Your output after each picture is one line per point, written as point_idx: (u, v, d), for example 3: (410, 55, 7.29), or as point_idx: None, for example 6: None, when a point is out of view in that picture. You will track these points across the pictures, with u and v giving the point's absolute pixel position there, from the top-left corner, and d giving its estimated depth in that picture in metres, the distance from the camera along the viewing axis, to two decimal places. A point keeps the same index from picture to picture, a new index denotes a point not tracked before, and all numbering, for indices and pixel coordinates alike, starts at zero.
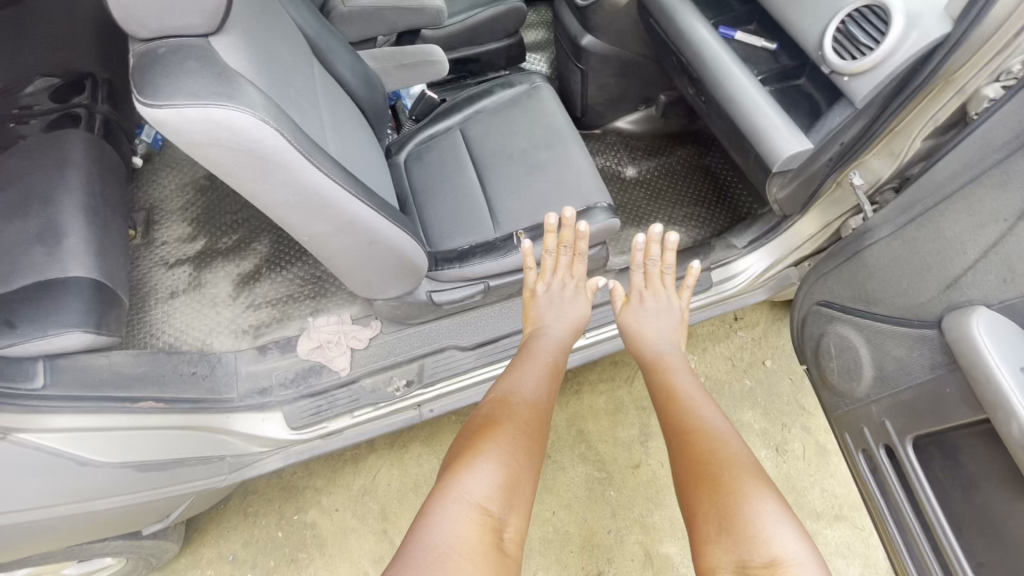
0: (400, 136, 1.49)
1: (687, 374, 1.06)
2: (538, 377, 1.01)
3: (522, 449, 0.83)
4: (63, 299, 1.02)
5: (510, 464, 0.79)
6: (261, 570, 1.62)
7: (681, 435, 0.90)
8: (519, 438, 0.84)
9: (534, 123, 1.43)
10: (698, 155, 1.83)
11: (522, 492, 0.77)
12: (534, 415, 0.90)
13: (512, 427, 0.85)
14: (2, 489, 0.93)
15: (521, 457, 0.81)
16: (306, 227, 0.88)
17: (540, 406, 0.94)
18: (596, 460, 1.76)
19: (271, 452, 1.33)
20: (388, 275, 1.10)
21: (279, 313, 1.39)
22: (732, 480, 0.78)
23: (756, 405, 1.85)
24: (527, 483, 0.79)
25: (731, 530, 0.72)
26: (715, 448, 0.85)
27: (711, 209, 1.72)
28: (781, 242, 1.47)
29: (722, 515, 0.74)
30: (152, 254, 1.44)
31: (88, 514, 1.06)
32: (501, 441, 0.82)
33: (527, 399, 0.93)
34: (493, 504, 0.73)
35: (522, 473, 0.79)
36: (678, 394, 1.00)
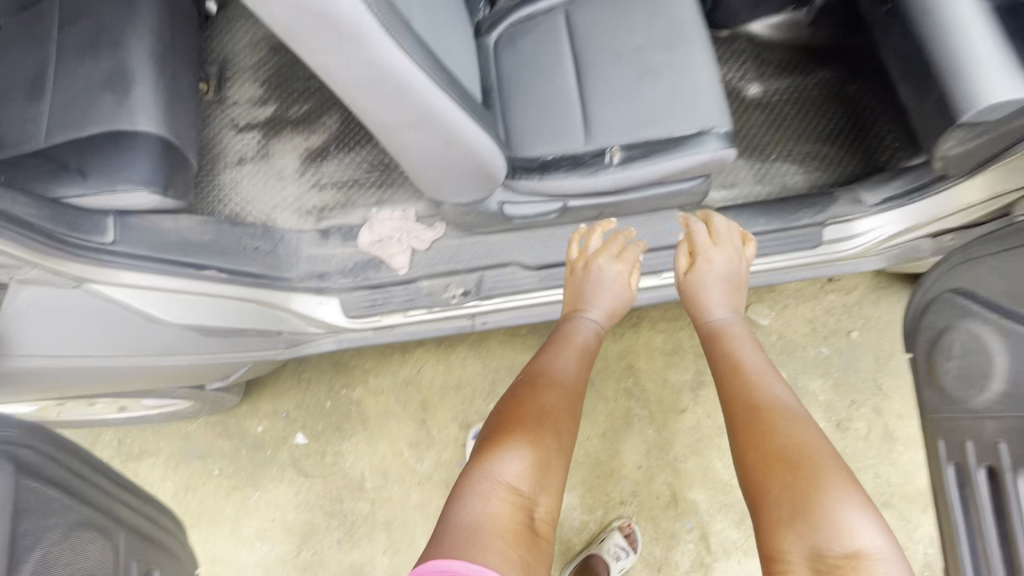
0: (494, 12, 1.28)
1: (754, 347, 0.94)
2: (577, 350, 1.00)
3: (556, 431, 0.87)
4: (131, 156, 0.99)
5: (544, 449, 0.83)
6: (309, 431, 1.75)
7: (744, 417, 0.82)
8: (553, 423, 0.87)
9: (656, 14, 1.17)
10: (843, 81, 1.51)
11: (555, 471, 0.83)
12: (569, 396, 0.93)
13: (546, 409, 0.88)
14: (79, 335, 0.97)
15: (554, 438, 0.86)
16: (380, 115, 0.77)
17: (575, 383, 0.95)
18: (640, 397, 1.72)
19: (325, 334, 1.34)
20: (461, 179, 0.99)
21: (344, 197, 1.33)
22: (804, 474, 0.71)
23: (828, 375, 1.70)
24: (563, 463, 0.85)
25: (806, 522, 0.67)
26: (782, 435, 0.76)
27: (841, 150, 1.45)
28: (926, 207, 1.22)
29: (795, 507, 0.69)
30: (222, 114, 1.38)
31: (157, 369, 1.11)
32: (536, 424, 0.86)
33: (562, 376, 0.94)
34: (526, 485, 0.79)
35: (555, 455, 0.84)
36: (742, 367, 0.90)
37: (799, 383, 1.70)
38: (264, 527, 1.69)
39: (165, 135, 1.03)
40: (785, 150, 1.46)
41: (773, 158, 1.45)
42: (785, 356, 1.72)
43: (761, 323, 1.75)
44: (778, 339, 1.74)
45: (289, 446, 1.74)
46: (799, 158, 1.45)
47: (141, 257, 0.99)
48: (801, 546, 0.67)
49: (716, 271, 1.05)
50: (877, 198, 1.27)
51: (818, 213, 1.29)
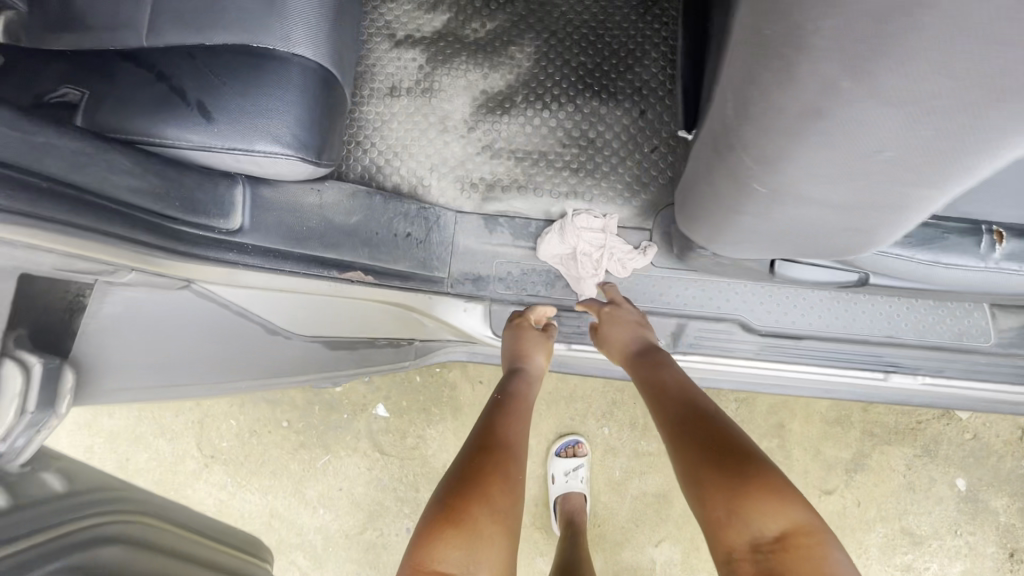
0: None
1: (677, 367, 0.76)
2: (527, 401, 0.80)
3: (501, 493, 0.65)
4: (279, 95, 0.63)
5: (480, 520, 0.62)
6: (393, 404, 1.53)
7: (672, 438, 0.67)
8: (497, 483, 0.66)
9: None
10: None
11: (494, 544, 0.61)
12: (517, 452, 0.72)
13: (493, 470, 0.67)
14: (177, 354, 0.67)
15: (501, 505, 0.64)
16: (820, 175, 0.40)
17: (523, 437, 0.75)
18: (783, 464, 1.44)
19: (459, 344, 1.04)
20: (784, 250, 0.62)
21: (524, 175, 0.96)
22: (735, 491, 0.58)
23: (1019, 496, 1.39)
24: (507, 531, 0.63)
25: (743, 513, 0.56)
26: (704, 450, 0.63)
27: None
28: None
29: (731, 511, 0.58)
30: (376, 14, 0.98)
31: (270, 389, 0.82)
32: (450, 479, 0.67)
33: (509, 431, 0.74)
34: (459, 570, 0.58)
35: (495, 522, 0.62)
36: (664, 381, 0.74)
37: (980, 495, 1.40)
38: (328, 495, 1.53)
39: (327, 65, 0.66)
40: None
41: None
42: (974, 460, 1.40)
43: (959, 415, 1.41)
44: (972, 439, 1.41)
45: (368, 416, 1.53)
46: None
47: (273, 254, 0.67)
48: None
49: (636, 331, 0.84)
50: None
51: None
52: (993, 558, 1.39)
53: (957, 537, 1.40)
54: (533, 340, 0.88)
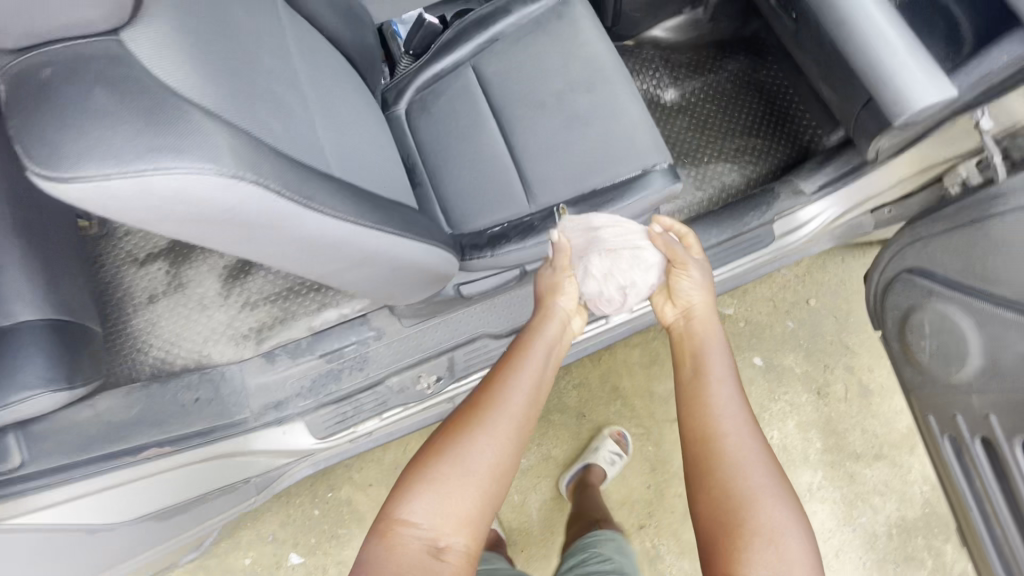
0: (396, 80, 1.18)
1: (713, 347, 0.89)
2: (536, 362, 0.89)
3: (478, 449, 0.78)
4: (15, 356, 0.83)
5: (452, 475, 0.77)
6: (303, 546, 1.62)
7: (703, 421, 0.81)
8: (482, 439, 0.79)
9: (568, 53, 1.11)
10: (753, 69, 1.52)
11: (465, 491, 0.76)
12: (506, 410, 0.82)
13: (481, 426, 0.80)
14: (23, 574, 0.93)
15: (472, 458, 0.78)
16: (314, 271, 0.67)
17: (519, 396, 0.84)
18: (633, 416, 1.70)
19: (298, 461, 1.22)
20: (416, 287, 0.90)
21: (282, 311, 1.20)
22: (737, 483, 0.74)
23: (798, 347, 1.76)
24: (479, 478, 0.77)
25: (768, 536, 0.70)
26: (729, 448, 0.77)
27: (768, 138, 1.47)
28: (860, 189, 1.25)
29: (762, 538, 0.70)
30: (115, 248, 1.20)
31: None
32: (453, 442, 0.79)
33: (505, 395, 0.84)
34: (433, 522, 0.74)
35: (473, 473, 0.77)
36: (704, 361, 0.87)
37: (775, 361, 1.74)
38: None
39: (51, 317, 0.87)
40: (717, 150, 1.47)
41: (706, 161, 1.45)
42: (755, 339, 1.76)
43: (727, 313, 1.78)
44: (746, 325, 1.77)
45: (286, 569, 1.60)
46: (732, 155, 1.46)
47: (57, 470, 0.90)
48: (738, 550, 0.70)
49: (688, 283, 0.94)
50: (816, 185, 1.29)
51: (766, 211, 1.30)
52: (809, 402, 1.71)
53: (777, 401, 1.71)
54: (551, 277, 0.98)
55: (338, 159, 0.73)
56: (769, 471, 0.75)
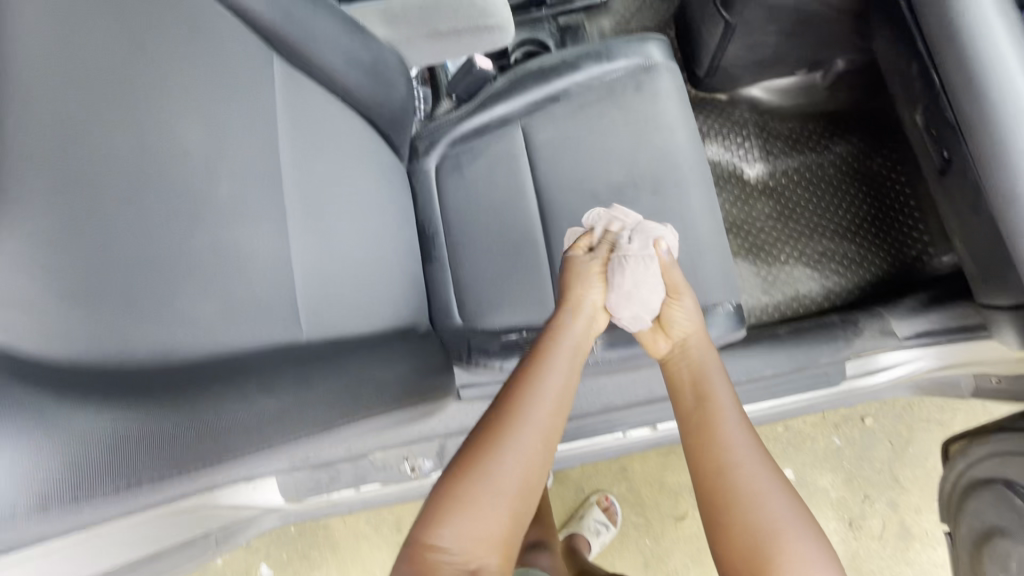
0: (431, 125, 1.00)
1: (711, 357, 0.77)
2: (562, 371, 0.74)
3: (508, 464, 0.64)
4: None
5: (478, 492, 0.62)
6: (274, 559, 1.59)
7: (714, 438, 0.68)
8: (507, 454, 0.64)
9: (638, 138, 0.91)
10: (866, 155, 1.25)
11: (485, 511, 0.61)
12: (529, 421, 0.68)
13: (498, 437, 0.66)
14: None
15: (500, 475, 0.63)
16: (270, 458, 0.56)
17: (544, 407, 0.70)
18: (636, 504, 1.56)
19: (266, 514, 1.14)
20: None
21: None
22: (763, 497, 0.62)
23: (839, 468, 1.55)
24: (508, 498, 0.63)
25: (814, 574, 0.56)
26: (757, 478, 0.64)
27: (863, 246, 1.23)
28: (962, 351, 1.03)
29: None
30: None
31: None
32: (468, 460, 0.64)
33: (526, 408, 0.69)
34: (470, 547, 0.58)
35: (503, 498, 0.62)
36: (707, 376, 0.75)
37: (807, 478, 1.55)
38: None
39: None
40: (797, 249, 1.24)
41: (781, 260, 1.23)
42: (791, 448, 1.56)
43: None
44: (784, 431, 1.57)
45: None
46: (814, 259, 1.23)
47: None
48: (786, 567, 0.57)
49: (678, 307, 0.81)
50: (913, 330, 1.05)
51: (842, 348, 1.07)
52: (836, 532, 1.52)
53: None
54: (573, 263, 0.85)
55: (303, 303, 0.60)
56: (784, 479, 0.64)
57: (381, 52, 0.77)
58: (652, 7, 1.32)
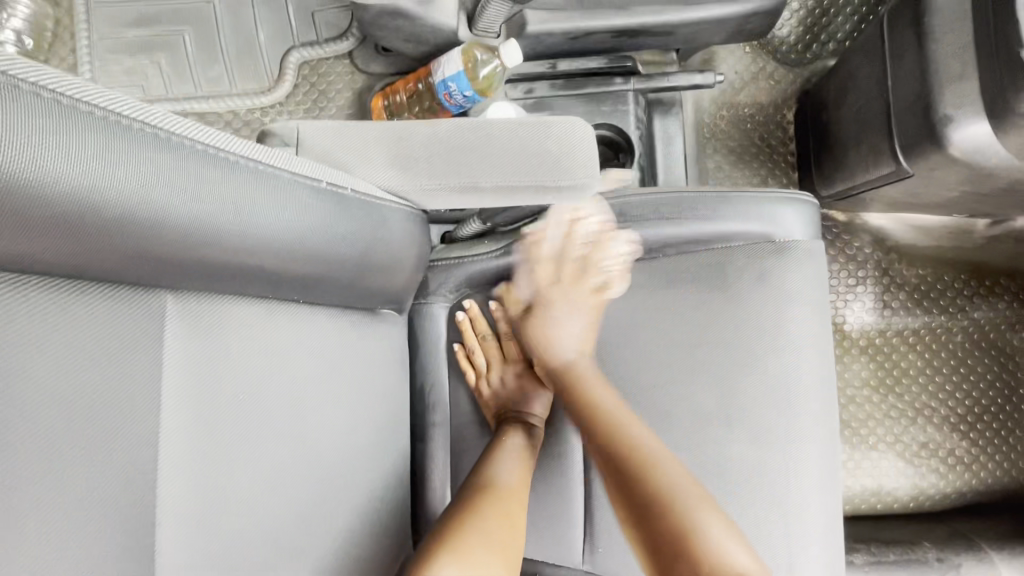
0: (451, 257, 0.71)
1: (600, 384, 0.65)
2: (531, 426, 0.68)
3: (491, 522, 0.56)
4: None
5: (463, 550, 0.53)
6: None
7: (649, 484, 0.59)
8: (488, 512, 0.57)
9: (748, 350, 0.62)
10: (1011, 327, 0.96)
11: (475, 565, 0.52)
12: (504, 479, 0.61)
13: (478, 501, 0.58)
14: None
15: (486, 533, 0.55)
16: None
17: (516, 462, 0.63)
18: None
19: None
20: None
21: None
22: (707, 535, 0.56)
23: None
24: (498, 552, 0.55)
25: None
26: (670, 489, 0.58)
27: (975, 444, 0.97)
28: None
29: None
30: None
31: None
32: (448, 523, 0.56)
33: (496, 467, 0.62)
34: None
35: (489, 550, 0.54)
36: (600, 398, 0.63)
37: None
38: None
39: None
40: (893, 432, 0.98)
41: (869, 443, 0.97)
42: None
43: None
44: None
45: None
46: (910, 449, 0.97)
47: None
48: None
49: (576, 316, 0.67)
50: None
51: None
52: None
53: None
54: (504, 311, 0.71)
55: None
56: (695, 486, 0.59)
57: (385, 220, 0.47)
58: (772, 77, 0.98)
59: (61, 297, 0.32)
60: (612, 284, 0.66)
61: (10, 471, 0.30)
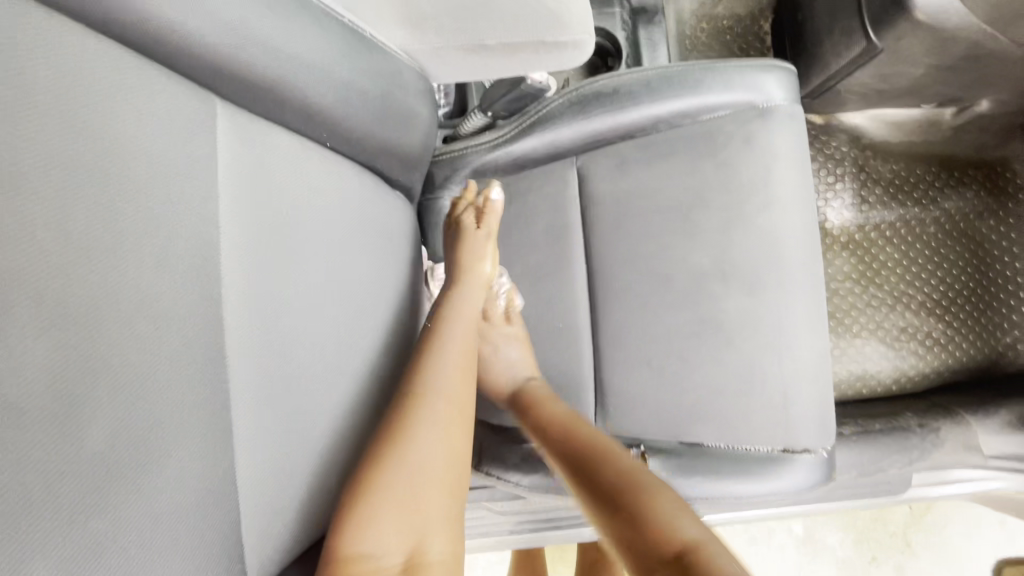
0: (455, 148, 0.75)
1: (552, 399, 0.70)
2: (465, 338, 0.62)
3: (432, 444, 0.51)
4: None
5: (401, 479, 0.48)
6: None
7: (606, 459, 0.61)
8: (425, 433, 0.51)
9: (738, 209, 0.66)
10: (979, 215, 1.03)
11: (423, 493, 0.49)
12: (441, 396, 0.55)
13: (414, 422, 0.52)
14: None
15: (425, 459, 0.50)
16: None
17: (453, 372, 0.57)
18: None
19: None
20: None
21: None
22: (663, 501, 0.53)
23: (852, 528, 1.34)
24: (439, 472, 0.50)
25: (642, 516, 0.52)
26: (620, 457, 0.60)
27: (949, 326, 1.03)
28: None
29: (634, 522, 0.52)
30: None
31: None
32: (383, 444, 0.50)
33: (435, 376, 0.56)
34: (404, 544, 0.46)
35: (428, 477, 0.50)
36: (580, 418, 0.67)
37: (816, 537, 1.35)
38: None
39: None
40: (874, 319, 1.04)
41: (853, 331, 1.04)
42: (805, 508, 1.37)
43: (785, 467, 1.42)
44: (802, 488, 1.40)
45: None
46: (891, 335, 1.04)
47: None
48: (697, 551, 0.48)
49: (511, 349, 0.75)
50: (999, 450, 0.90)
51: (915, 461, 0.90)
52: None
53: None
54: (477, 242, 0.71)
55: (246, 522, 0.39)
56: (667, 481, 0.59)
57: (397, 73, 0.51)
58: None
59: (134, 68, 0.34)
60: (746, 231, 0.66)
61: (110, 204, 0.32)
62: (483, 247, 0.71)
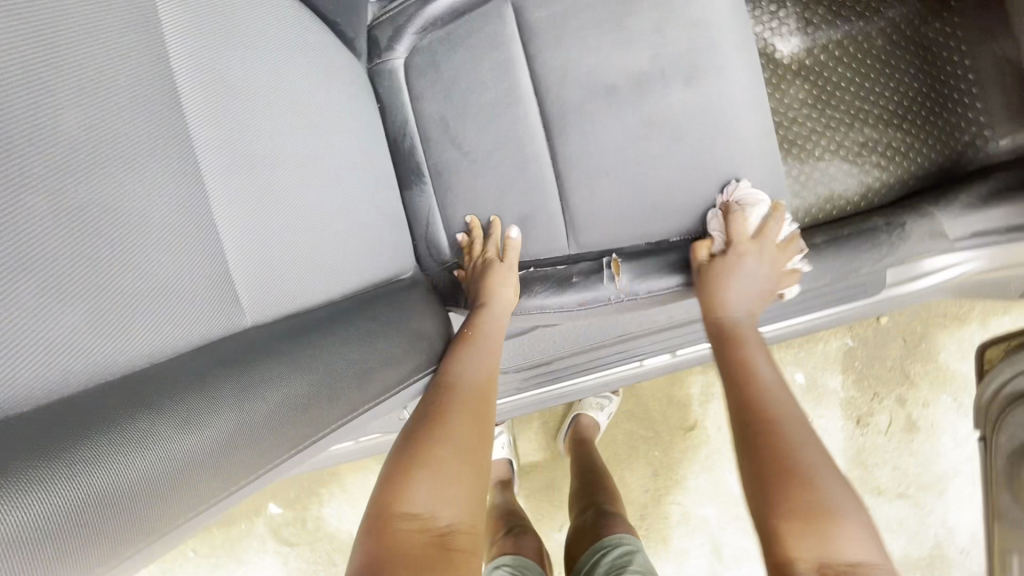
0: (392, 7, 0.77)
1: (762, 349, 0.66)
2: (488, 343, 0.69)
3: (464, 432, 0.57)
4: None
5: (444, 454, 0.53)
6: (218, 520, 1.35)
7: (762, 413, 0.56)
8: (462, 424, 0.57)
9: (668, 7, 0.69)
10: (923, 20, 1.05)
11: (461, 474, 0.53)
12: (476, 394, 0.62)
13: (454, 416, 0.58)
14: None
15: (459, 443, 0.55)
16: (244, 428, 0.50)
17: (483, 368, 0.65)
18: None
19: None
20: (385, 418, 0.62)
21: None
22: (835, 494, 0.48)
23: (851, 370, 1.34)
24: (472, 458, 0.55)
25: (820, 511, 0.46)
26: (796, 418, 0.56)
27: (908, 134, 1.06)
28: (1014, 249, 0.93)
29: (804, 514, 0.47)
30: None
31: None
32: (424, 430, 0.56)
33: (466, 372, 0.63)
34: (444, 513, 0.49)
35: (463, 458, 0.54)
36: (753, 359, 0.63)
37: (817, 382, 1.34)
38: None
39: None
40: (836, 140, 1.06)
41: (817, 155, 1.06)
42: (802, 353, 1.35)
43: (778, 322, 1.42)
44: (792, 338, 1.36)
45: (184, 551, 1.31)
46: (853, 152, 1.06)
47: None
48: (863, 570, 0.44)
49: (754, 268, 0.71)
50: (966, 231, 0.94)
51: (886, 256, 0.94)
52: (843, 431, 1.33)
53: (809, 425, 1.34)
54: (500, 275, 0.73)
55: None
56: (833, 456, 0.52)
57: None
58: None
59: None
60: (681, 30, 0.69)
61: None
62: (502, 277, 0.73)
